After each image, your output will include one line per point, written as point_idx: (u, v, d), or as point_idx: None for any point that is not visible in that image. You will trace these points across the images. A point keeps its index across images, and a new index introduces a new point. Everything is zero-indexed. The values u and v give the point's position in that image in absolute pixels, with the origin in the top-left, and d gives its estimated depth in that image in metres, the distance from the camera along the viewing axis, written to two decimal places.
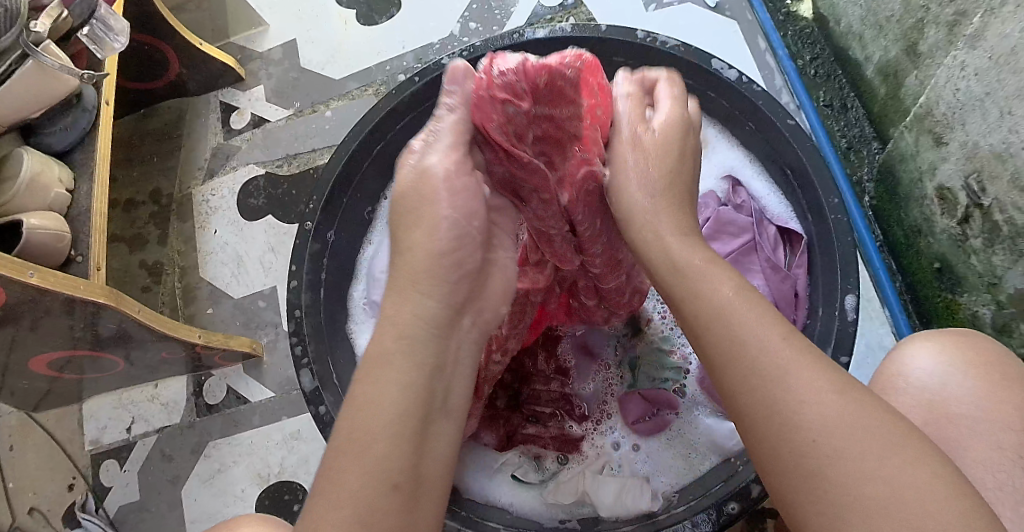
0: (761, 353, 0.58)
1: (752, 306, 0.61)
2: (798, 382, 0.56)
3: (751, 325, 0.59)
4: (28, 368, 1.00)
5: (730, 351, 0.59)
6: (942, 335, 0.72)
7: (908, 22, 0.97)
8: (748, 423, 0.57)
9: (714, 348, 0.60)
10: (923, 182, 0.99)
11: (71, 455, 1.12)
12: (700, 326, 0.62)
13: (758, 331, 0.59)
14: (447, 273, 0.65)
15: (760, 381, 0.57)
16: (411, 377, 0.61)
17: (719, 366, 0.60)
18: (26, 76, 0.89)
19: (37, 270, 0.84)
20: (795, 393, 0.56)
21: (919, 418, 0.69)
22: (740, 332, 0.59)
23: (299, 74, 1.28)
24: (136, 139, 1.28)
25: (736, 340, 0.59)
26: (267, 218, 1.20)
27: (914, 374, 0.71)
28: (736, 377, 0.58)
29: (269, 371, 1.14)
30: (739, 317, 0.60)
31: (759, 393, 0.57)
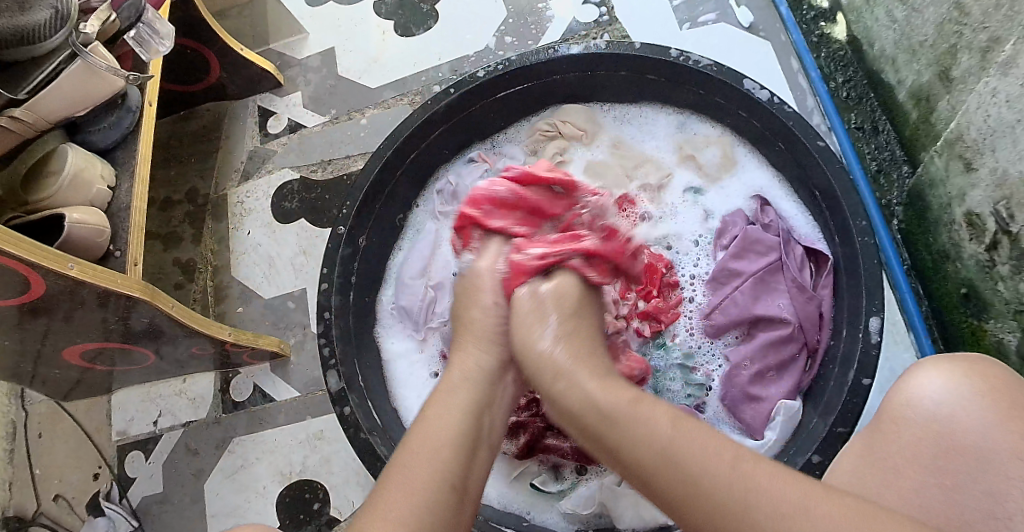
0: (718, 484, 0.60)
1: (695, 431, 0.63)
2: (769, 501, 0.58)
3: (699, 453, 0.61)
4: (62, 358, 1.03)
5: (684, 484, 0.61)
6: (952, 363, 0.72)
7: (941, 47, 0.97)
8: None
9: (667, 482, 0.62)
10: (952, 207, 0.99)
11: (97, 445, 1.15)
12: (650, 472, 0.63)
13: (712, 455, 0.61)
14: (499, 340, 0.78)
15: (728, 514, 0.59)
16: (471, 400, 0.72)
17: (676, 497, 0.61)
18: (72, 75, 0.92)
19: (77, 263, 0.87)
20: (772, 512, 0.58)
21: (924, 446, 0.70)
22: (678, 461, 0.62)
23: (337, 81, 1.31)
24: (175, 139, 1.31)
25: (691, 471, 0.61)
26: (300, 221, 1.23)
27: (920, 404, 0.71)
28: (701, 508, 0.60)
29: (295, 371, 1.16)
30: (686, 445, 0.62)
31: (732, 524, 0.58)
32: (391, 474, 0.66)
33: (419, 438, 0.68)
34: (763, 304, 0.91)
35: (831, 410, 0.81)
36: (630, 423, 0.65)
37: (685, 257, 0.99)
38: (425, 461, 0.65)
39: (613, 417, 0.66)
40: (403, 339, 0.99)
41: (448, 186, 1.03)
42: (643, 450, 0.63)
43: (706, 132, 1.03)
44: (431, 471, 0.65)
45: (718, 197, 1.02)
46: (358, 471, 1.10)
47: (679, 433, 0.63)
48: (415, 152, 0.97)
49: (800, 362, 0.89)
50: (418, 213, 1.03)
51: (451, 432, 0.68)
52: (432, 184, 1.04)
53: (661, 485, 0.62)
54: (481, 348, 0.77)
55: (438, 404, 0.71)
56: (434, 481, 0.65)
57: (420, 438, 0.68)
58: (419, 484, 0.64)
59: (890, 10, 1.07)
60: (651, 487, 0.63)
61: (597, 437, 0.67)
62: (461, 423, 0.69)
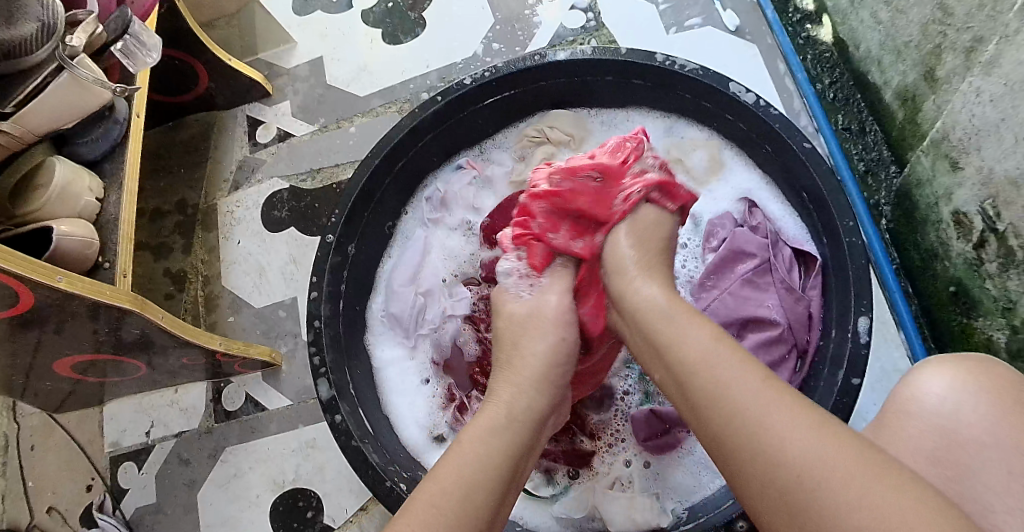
0: (740, 396, 0.63)
1: (733, 351, 0.66)
2: (779, 419, 0.61)
3: (734, 369, 0.65)
4: (53, 370, 1.02)
5: (710, 395, 0.65)
6: (958, 360, 0.72)
7: (926, 49, 0.98)
8: (737, 459, 0.62)
9: (698, 389, 0.66)
10: (940, 207, 1.00)
11: (90, 456, 1.14)
12: (686, 372, 0.67)
13: (739, 372, 0.64)
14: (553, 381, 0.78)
15: (741, 420, 0.62)
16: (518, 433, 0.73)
17: (701, 399, 0.65)
18: (60, 88, 0.92)
19: (65, 275, 0.87)
20: (777, 432, 0.60)
21: (927, 443, 0.70)
22: (710, 373, 0.65)
23: (325, 90, 1.31)
24: (164, 150, 1.31)
25: (716, 385, 0.65)
26: (290, 230, 1.23)
27: (925, 400, 0.71)
28: (718, 414, 0.64)
29: (286, 380, 1.16)
30: (718, 364, 0.66)
31: (738, 433, 0.62)
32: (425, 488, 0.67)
33: (452, 473, 0.68)
34: (753, 305, 0.91)
35: (822, 410, 0.81)
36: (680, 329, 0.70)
37: (675, 259, 1.00)
38: (457, 490, 0.66)
39: (669, 318, 0.72)
40: (393, 346, 0.98)
41: (436, 193, 1.03)
42: (681, 359, 0.68)
43: (694, 136, 1.03)
44: (465, 508, 0.66)
45: (706, 200, 1.03)
46: (351, 479, 1.10)
47: (723, 349, 0.67)
48: (403, 159, 0.97)
49: (792, 365, 0.88)
50: (407, 221, 1.04)
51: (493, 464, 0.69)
52: (421, 192, 1.04)
53: (691, 390, 0.66)
54: (534, 390, 0.76)
55: (474, 438, 0.71)
56: (463, 518, 0.65)
57: (455, 469, 0.68)
58: (450, 517, 0.65)
59: (875, 12, 1.07)
60: (683, 392, 0.68)
61: (649, 338, 0.72)
62: (497, 463, 0.69)
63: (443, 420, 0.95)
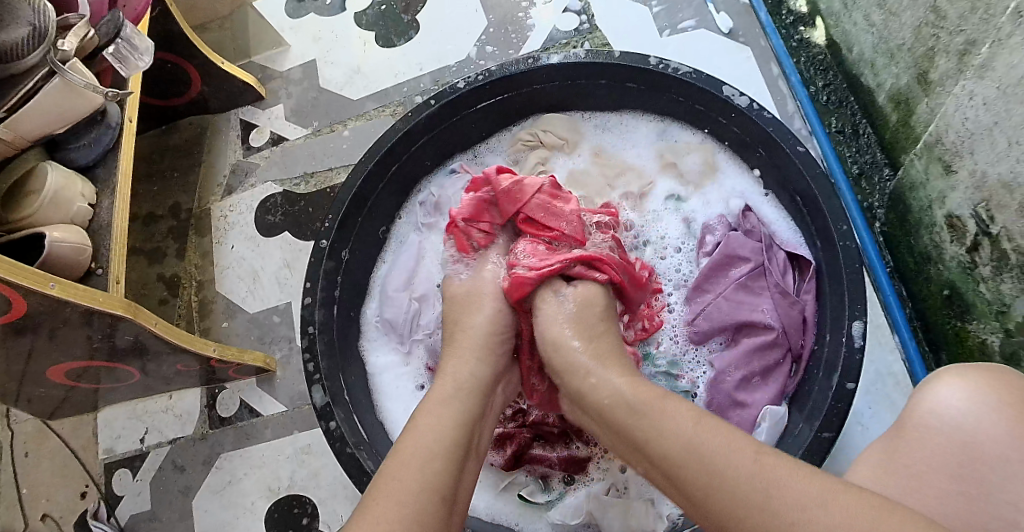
0: (739, 478, 0.62)
1: (716, 433, 0.65)
2: (784, 493, 0.60)
3: (723, 449, 0.64)
4: (47, 377, 1.02)
5: (707, 481, 0.63)
6: (975, 372, 0.72)
7: (918, 51, 0.98)
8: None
9: (691, 481, 0.64)
10: (933, 210, 1.00)
11: (84, 463, 1.14)
12: (674, 470, 0.65)
13: (731, 453, 0.63)
14: (493, 350, 0.80)
15: (749, 504, 0.61)
16: (466, 408, 0.73)
17: (698, 486, 0.63)
18: (51, 93, 0.92)
19: (58, 282, 0.86)
20: (786, 507, 0.59)
21: (948, 456, 0.70)
22: (703, 454, 0.64)
23: (319, 93, 1.31)
24: (157, 154, 1.31)
25: (711, 471, 0.63)
26: (283, 234, 1.22)
27: (943, 413, 0.71)
28: (725, 502, 0.62)
29: (281, 385, 1.16)
30: (707, 445, 0.64)
31: (748, 514, 0.60)
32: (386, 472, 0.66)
33: (410, 448, 0.68)
34: (748, 310, 0.91)
35: (818, 414, 0.81)
36: (654, 416, 0.69)
37: (668, 264, 1.00)
38: (421, 459, 0.67)
39: (641, 413, 0.70)
40: (387, 352, 0.98)
41: (430, 198, 1.03)
42: (665, 450, 0.66)
43: (688, 139, 1.03)
44: (426, 477, 0.66)
45: (701, 203, 1.02)
46: (346, 484, 1.10)
47: (706, 430, 0.66)
48: (396, 164, 0.97)
49: (785, 368, 0.89)
50: (401, 225, 1.03)
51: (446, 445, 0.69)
52: (415, 196, 1.04)
53: (686, 485, 0.64)
54: (477, 358, 0.79)
55: (430, 410, 0.72)
56: (427, 487, 0.65)
57: (414, 443, 0.68)
58: (413, 484, 0.65)
59: (868, 14, 1.08)
60: (677, 487, 0.65)
61: (628, 437, 0.70)
62: (454, 430, 0.70)
63: None
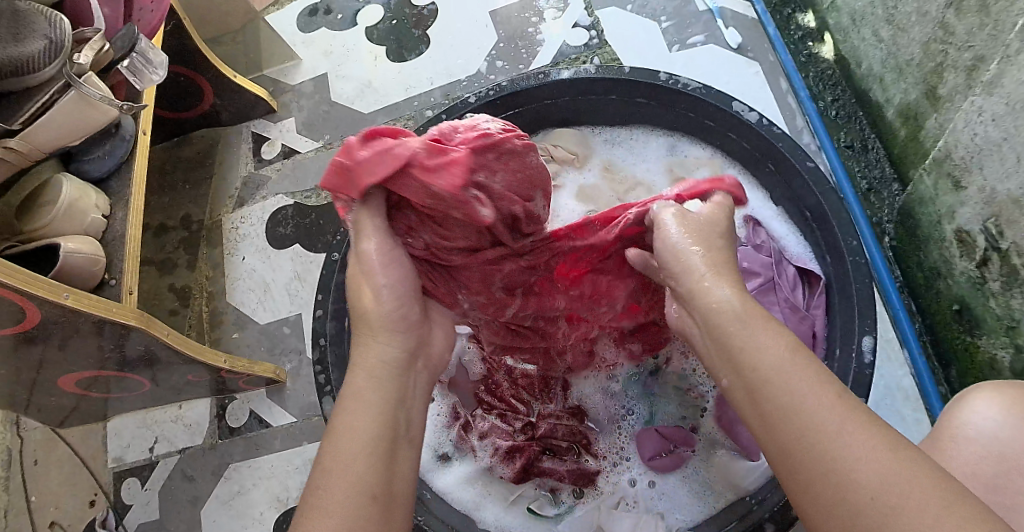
0: (819, 415, 0.59)
1: (809, 367, 0.61)
2: (852, 436, 0.57)
3: (807, 383, 0.60)
4: (57, 386, 1.03)
5: (784, 411, 0.60)
6: (1010, 388, 0.72)
7: (928, 67, 0.99)
8: (807, 473, 0.58)
9: (769, 405, 0.61)
10: (942, 225, 1.00)
11: (94, 472, 1.14)
12: (755, 386, 0.62)
13: (813, 387, 0.60)
14: (398, 326, 0.71)
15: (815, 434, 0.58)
16: (382, 401, 0.67)
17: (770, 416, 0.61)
18: (67, 105, 0.93)
19: (72, 292, 0.87)
20: (850, 450, 0.57)
21: (986, 467, 0.69)
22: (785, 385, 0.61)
23: (330, 107, 1.32)
24: (169, 165, 1.32)
25: (793, 399, 0.60)
26: (294, 246, 1.23)
27: (981, 427, 0.70)
28: (794, 431, 0.59)
29: (290, 396, 1.16)
30: (796, 376, 0.61)
31: (810, 450, 0.58)
32: (316, 480, 0.63)
33: (332, 452, 0.64)
34: None
35: None
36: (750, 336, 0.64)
37: None
38: (340, 470, 0.62)
39: (737, 329, 0.65)
40: None
41: None
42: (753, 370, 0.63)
43: (697, 154, 1.03)
44: (353, 477, 0.62)
45: None
46: None
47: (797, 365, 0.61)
48: None
49: None
50: None
51: (368, 442, 0.64)
52: None
53: (764, 404, 0.61)
54: (382, 340, 0.70)
55: (348, 402, 0.66)
56: (355, 491, 0.61)
57: (337, 443, 0.64)
58: (338, 492, 0.61)
59: (876, 30, 1.08)
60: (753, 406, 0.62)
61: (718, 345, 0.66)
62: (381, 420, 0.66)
63: (447, 439, 0.93)
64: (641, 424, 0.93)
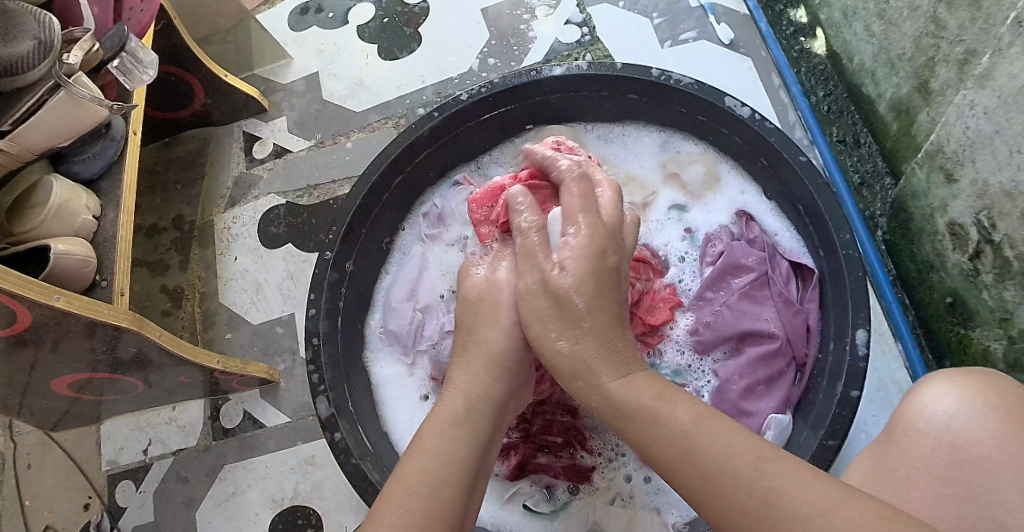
0: (744, 477, 0.58)
1: (714, 433, 0.61)
2: (794, 492, 0.57)
3: (719, 449, 0.60)
4: (50, 389, 1.02)
5: (706, 483, 0.59)
6: (966, 377, 0.71)
7: (919, 61, 0.99)
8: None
9: (689, 485, 0.60)
10: (935, 218, 1.00)
11: (88, 475, 1.14)
12: (669, 469, 0.61)
13: (732, 448, 0.60)
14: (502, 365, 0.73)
15: (750, 506, 0.57)
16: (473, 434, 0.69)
17: (701, 491, 0.60)
18: (57, 106, 0.92)
19: (64, 295, 0.87)
20: (796, 506, 0.56)
21: (938, 459, 0.70)
22: (704, 458, 0.60)
23: (322, 106, 1.31)
24: (160, 166, 1.31)
25: (714, 468, 0.59)
26: (287, 246, 1.23)
27: (932, 418, 0.71)
28: (732, 497, 0.58)
29: (284, 396, 1.16)
30: (710, 438, 0.61)
31: (749, 521, 0.57)
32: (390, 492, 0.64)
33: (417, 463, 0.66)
34: (752, 319, 0.91)
35: (822, 424, 0.81)
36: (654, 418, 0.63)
37: (671, 273, 0.99)
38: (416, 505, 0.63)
39: (633, 415, 0.64)
40: (392, 363, 0.98)
41: (433, 209, 1.03)
42: (664, 442, 0.62)
43: (690, 150, 1.03)
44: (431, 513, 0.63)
45: (702, 214, 1.02)
46: (351, 496, 1.09)
47: (710, 431, 0.61)
48: (400, 176, 0.97)
49: (790, 376, 0.89)
50: (406, 236, 1.04)
51: (454, 465, 0.66)
52: (419, 207, 1.04)
53: (687, 475, 0.60)
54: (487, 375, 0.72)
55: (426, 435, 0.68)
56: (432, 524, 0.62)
57: (415, 464, 0.65)
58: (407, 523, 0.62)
59: (868, 25, 1.08)
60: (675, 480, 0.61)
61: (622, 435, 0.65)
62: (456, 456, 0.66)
63: None
64: None
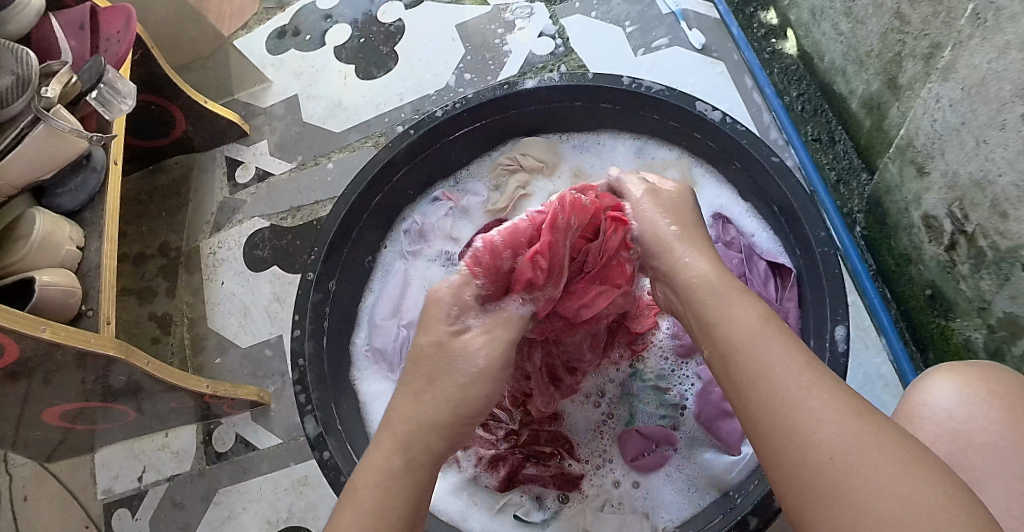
0: (781, 382, 0.60)
1: (780, 336, 0.63)
2: (814, 401, 0.59)
3: (778, 351, 0.62)
4: (42, 420, 1.02)
5: (754, 377, 0.62)
6: (966, 368, 0.73)
7: (886, 57, 1.00)
8: (767, 440, 0.60)
9: (739, 377, 0.63)
10: (910, 211, 1.01)
11: (83, 504, 1.14)
12: (730, 358, 0.64)
13: (784, 354, 0.62)
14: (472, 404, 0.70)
15: (781, 399, 0.60)
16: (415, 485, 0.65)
17: (743, 384, 0.62)
18: (36, 139, 0.93)
19: (49, 325, 0.87)
20: (811, 413, 0.58)
21: (943, 446, 0.70)
22: (760, 358, 0.62)
23: (302, 128, 1.32)
24: (145, 194, 1.32)
25: (764, 367, 0.62)
26: (273, 268, 1.24)
27: (936, 406, 0.72)
28: (761, 397, 0.61)
29: (276, 418, 1.16)
30: (762, 346, 0.63)
31: (777, 413, 0.60)
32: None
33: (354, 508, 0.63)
34: None
35: None
36: (732, 312, 0.67)
37: None
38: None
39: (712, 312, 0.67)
40: (378, 380, 0.99)
41: (414, 225, 1.04)
42: (726, 339, 0.65)
43: (664, 155, 1.04)
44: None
45: None
46: None
47: (772, 339, 0.63)
48: (380, 194, 0.98)
49: None
50: (387, 254, 1.04)
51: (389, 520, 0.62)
52: (400, 223, 1.05)
53: (736, 370, 0.64)
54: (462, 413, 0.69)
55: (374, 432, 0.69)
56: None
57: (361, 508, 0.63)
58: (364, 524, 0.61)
59: (836, 24, 1.10)
60: (728, 378, 0.65)
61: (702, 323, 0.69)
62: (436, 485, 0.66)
63: None
64: (621, 426, 0.93)
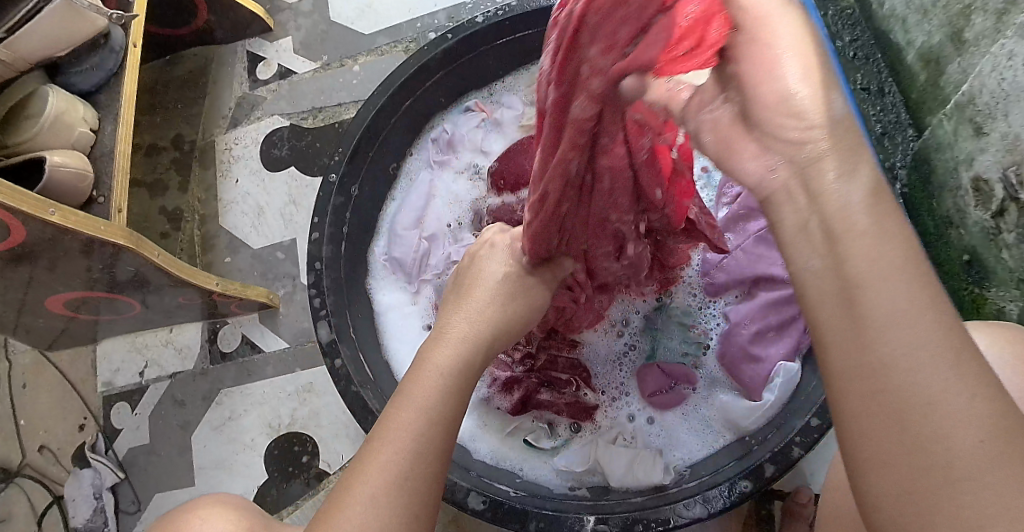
0: (928, 336, 0.45)
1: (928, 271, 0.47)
2: (946, 378, 0.44)
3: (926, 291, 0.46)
4: (45, 308, 1.00)
5: (897, 323, 0.46)
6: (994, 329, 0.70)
7: (954, 9, 0.94)
8: (887, 408, 0.45)
9: (876, 317, 0.46)
10: (960, 172, 0.97)
11: (82, 395, 1.13)
12: (858, 291, 0.47)
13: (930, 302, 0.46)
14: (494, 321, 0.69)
15: (927, 357, 0.45)
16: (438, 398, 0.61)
17: (872, 332, 0.46)
18: (54, 13, 0.88)
19: (58, 208, 0.83)
20: (957, 385, 0.44)
21: None
22: (906, 299, 0.46)
23: (329, 27, 1.26)
24: (161, 84, 1.27)
25: (908, 313, 0.46)
26: (290, 169, 1.20)
27: None
28: (894, 353, 0.45)
29: (284, 323, 1.14)
30: (913, 286, 0.46)
31: (911, 379, 0.45)
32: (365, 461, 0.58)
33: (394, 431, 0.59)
34: (765, 262, 0.88)
35: None
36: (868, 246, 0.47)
37: None
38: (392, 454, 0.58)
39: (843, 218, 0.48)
40: (397, 291, 0.98)
41: (444, 135, 1.01)
42: (859, 260, 0.47)
43: None
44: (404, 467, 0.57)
45: None
46: (348, 424, 1.08)
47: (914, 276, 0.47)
48: (410, 99, 0.94)
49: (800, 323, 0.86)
50: (413, 162, 1.02)
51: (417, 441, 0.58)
52: (427, 133, 1.02)
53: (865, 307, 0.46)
54: None
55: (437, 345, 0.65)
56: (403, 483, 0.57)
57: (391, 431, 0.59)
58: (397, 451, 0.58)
59: None
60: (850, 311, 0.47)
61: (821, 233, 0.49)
62: (425, 371, 0.63)
63: None
64: (642, 359, 0.92)
